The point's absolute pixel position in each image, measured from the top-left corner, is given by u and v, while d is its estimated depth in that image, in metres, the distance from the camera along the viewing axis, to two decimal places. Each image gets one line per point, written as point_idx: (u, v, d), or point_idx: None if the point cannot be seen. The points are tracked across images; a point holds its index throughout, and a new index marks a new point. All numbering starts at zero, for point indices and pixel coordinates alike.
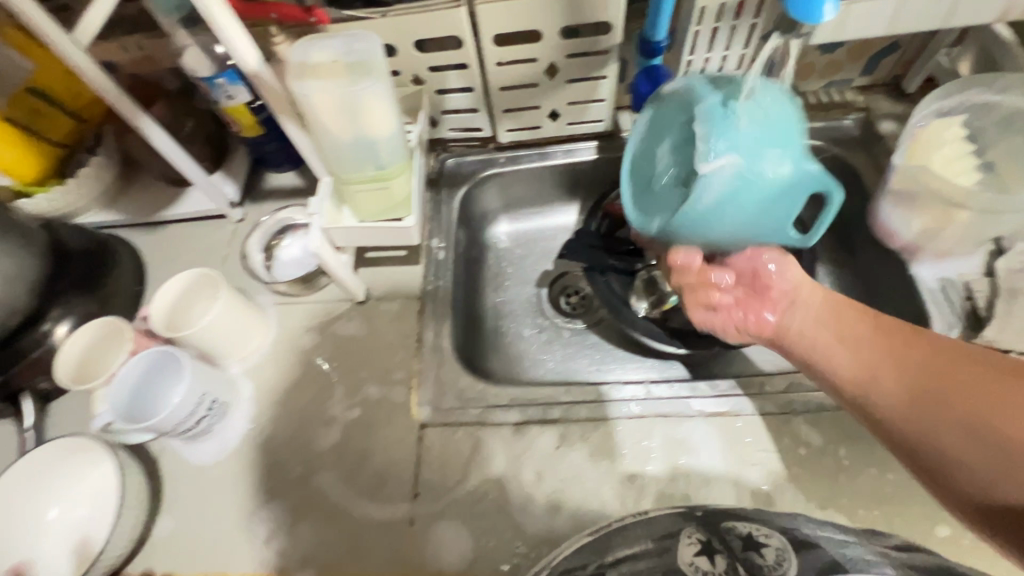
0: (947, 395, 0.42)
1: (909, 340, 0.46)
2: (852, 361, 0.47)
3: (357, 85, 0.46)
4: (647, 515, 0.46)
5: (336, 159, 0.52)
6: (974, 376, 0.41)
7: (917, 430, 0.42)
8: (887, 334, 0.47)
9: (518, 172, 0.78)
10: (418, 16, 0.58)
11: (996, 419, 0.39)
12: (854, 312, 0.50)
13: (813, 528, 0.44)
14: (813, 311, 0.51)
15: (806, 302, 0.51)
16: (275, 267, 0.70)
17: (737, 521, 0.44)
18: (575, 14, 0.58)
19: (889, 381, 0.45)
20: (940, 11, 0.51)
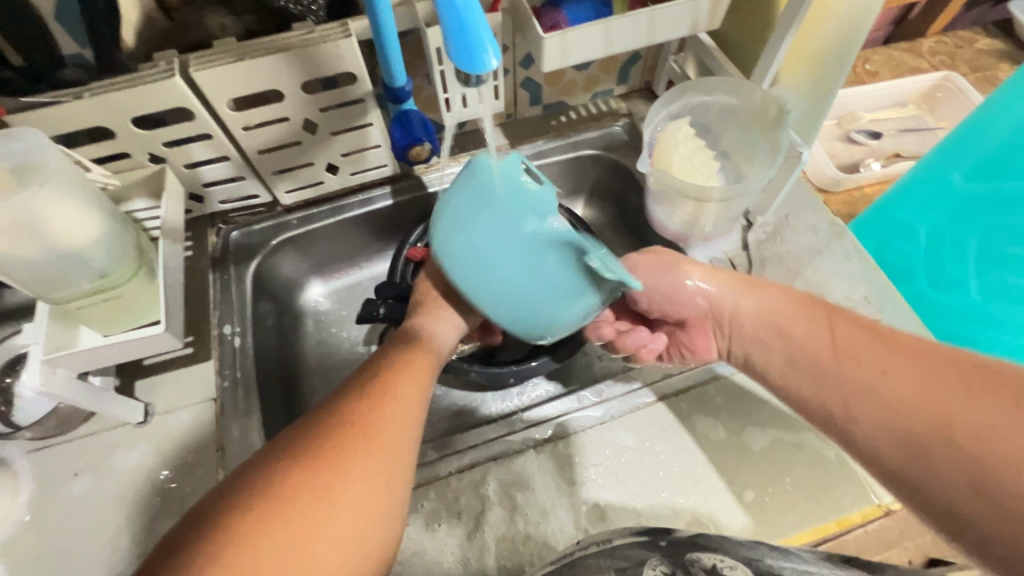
0: (894, 409, 0.40)
1: (861, 345, 0.44)
2: (829, 384, 0.45)
3: (21, 191, 0.39)
4: (615, 543, 0.43)
5: (34, 282, 0.43)
6: (933, 387, 0.39)
7: (890, 441, 0.40)
8: (849, 340, 0.45)
9: (315, 231, 0.73)
10: (123, 93, 0.50)
11: (957, 427, 0.37)
12: (805, 312, 0.49)
13: (777, 559, 0.41)
14: (761, 316, 0.50)
15: (760, 311, 0.51)
16: (17, 411, 0.56)
17: (701, 551, 0.41)
18: (313, 69, 0.54)
19: (859, 404, 0.42)
20: (644, 31, 0.55)
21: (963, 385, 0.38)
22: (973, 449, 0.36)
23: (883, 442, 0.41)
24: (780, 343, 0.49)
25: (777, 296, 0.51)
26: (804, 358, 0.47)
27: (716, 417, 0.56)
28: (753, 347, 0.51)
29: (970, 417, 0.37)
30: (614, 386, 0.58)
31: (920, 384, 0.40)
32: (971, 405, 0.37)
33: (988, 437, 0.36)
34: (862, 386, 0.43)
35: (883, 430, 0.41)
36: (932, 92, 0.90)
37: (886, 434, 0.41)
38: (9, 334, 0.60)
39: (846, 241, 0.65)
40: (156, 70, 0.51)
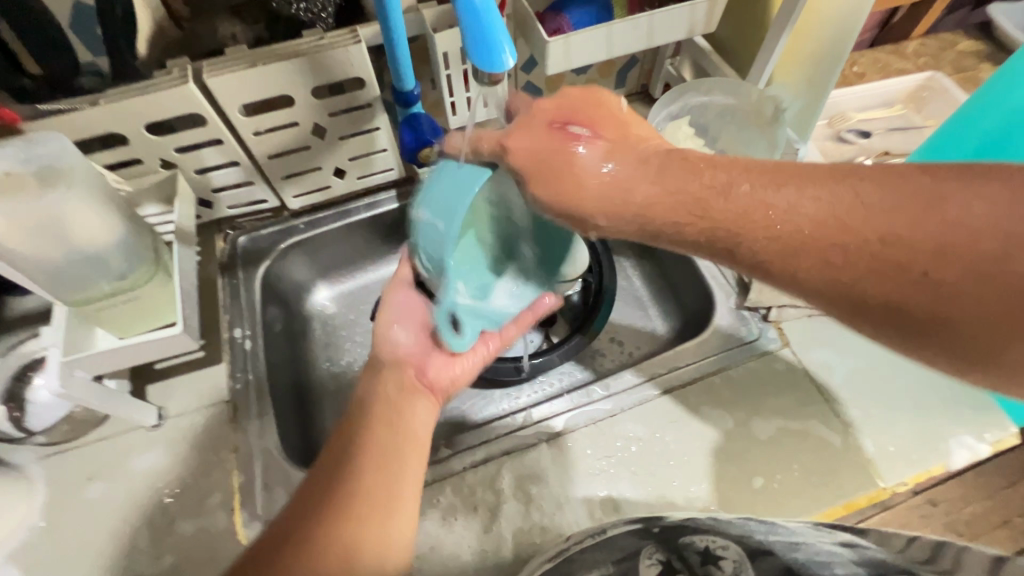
0: (868, 272, 0.32)
1: (826, 205, 0.33)
2: (784, 236, 0.35)
3: (47, 195, 0.40)
4: (608, 535, 0.44)
5: (55, 285, 0.44)
6: (865, 231, 0.32)
7: (877, 309, 0.33)
8: (810, 198, 0.34)
9: (322, 235, 0.74)
10: (137, 100, 0.51)
11: (955, 254, 0.30)
12: (685, 197, 0.37)
13: (766, 532, 0.42)
14: (622, 206, 0.39)
15: (638, 197, 0.39)
16: (29, 416, 0.56)
17: (696, 534, 0.43)
18: (323, 75, 0.55)
19: (812, 253, 0.34)
20: (644, 35, 0.57)
21: (893, 191, 0.32)
22: (961, 250, 0.30)
23: (825, 273, 0.34)
24: (721, 243, 0.38)
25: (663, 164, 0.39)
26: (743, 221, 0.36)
27: (723, 407, 0.58)
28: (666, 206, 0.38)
29: (922, 214, 0.31)
30: (623, 379, 0.59)
31: (838, 203, 0.33)
32: (903, 199, 0.32)
33: (986, 238, 0.29)
34: (803, 217, 0.34)
35: (819, 261, 0.34)
36: (918, 92, 0.93)
37: (822, 263, 0.34)
38: (20, 338, 0.60)
39: None
40: (170, 76, 0.52)
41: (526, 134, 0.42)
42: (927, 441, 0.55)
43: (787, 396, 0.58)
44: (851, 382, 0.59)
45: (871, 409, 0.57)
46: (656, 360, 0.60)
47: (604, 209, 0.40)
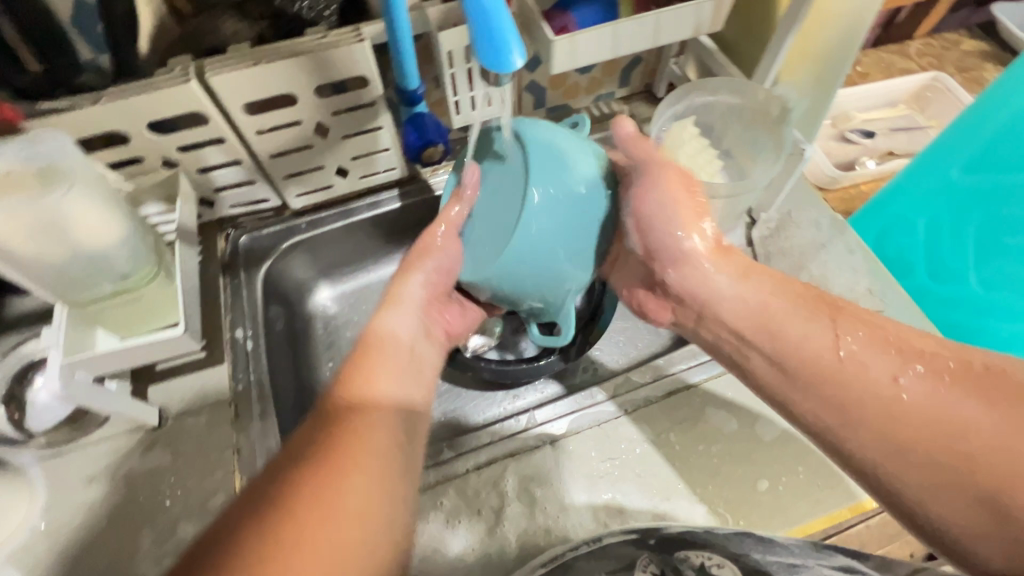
0: (903, 451, 0.40)
1: (930, 398, 0.40)
2: (824, 384, 0.43)
3: (51, 193, 0.39)
4: (603, 543, 0.45)
5: (56, 285, 0.44)
6: (970, 447, 0.38)
7: (883, 476, 0.41)
8: (918, 398, 0.40)
9: (323, 235, 0.73)
10: (138, 98, 0.50)
11: (980, 468, 0.38)
12: (822, 324, 0.45)
13: (762, 551, 0.43)
14: (745, 303, 0.47)
15: (774, 312, 0.46)
16: (29, 418, 0.56)
17: (690, 550, 0.43)
18: (326, 74, 0.55)
19: (872, 385, 0.42)
20: (649, 34, 0.57)
21: (982, 403, 0.39)
22: (968, 463, 0.38)
23: (855, 415, 0.42)
24: (777, 355, 0.46)
25: (790, 293, 0.47)
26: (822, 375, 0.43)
27: (728, 409, 0.57)
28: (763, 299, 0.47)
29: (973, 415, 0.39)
30: (627, 380, 0.59)
31: (907, 374, 0.41)
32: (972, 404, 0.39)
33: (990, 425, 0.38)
34: (894, 397, 0.41)
35: (848, 403, 0.42)
36: (922, 92, 0.93)
37: (854, 405, 0.42)
38: (21, 338, 0.60)
39: (847, 236, 0.67)
40: (172, 74, 0.51)
41: (683, 223, 0.49)
42: None
43: None
44: None
45: None
46: (662, 361, 0.60)
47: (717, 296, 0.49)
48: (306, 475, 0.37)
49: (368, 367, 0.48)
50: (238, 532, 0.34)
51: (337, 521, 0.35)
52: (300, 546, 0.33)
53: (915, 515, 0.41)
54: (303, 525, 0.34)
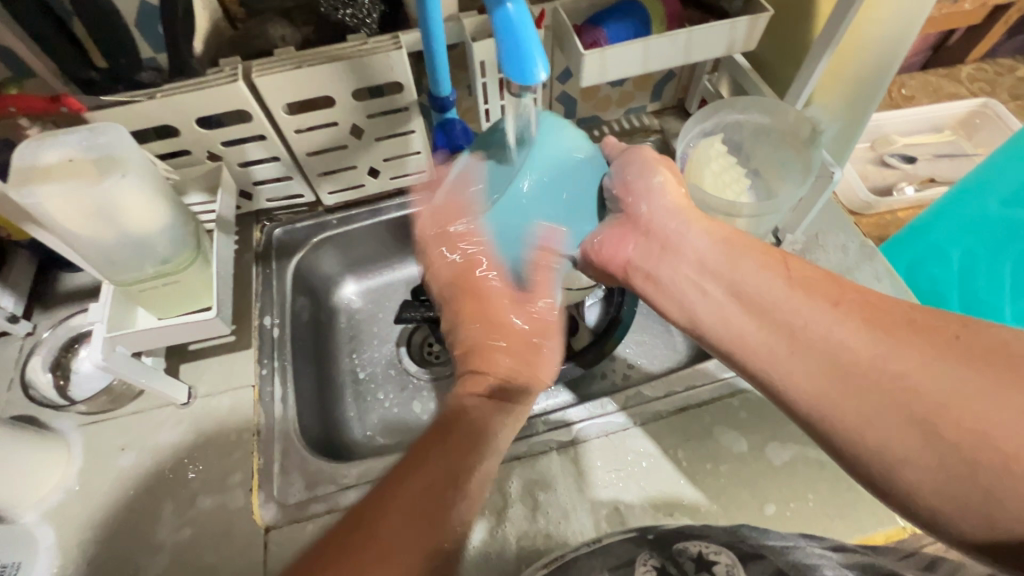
0: (852, 395, 0.39)
1: (880, 357, 0.39)
2: (789, 323, 0.44)
3: (106, 180, 0.42)
4: (603, 545, 0.45)
5: (104, 264, 0.48)
6: (920, 387, 0.37)
7: (846, 429, 0.39)
8: (888, 362, 0.39)
9: (353, 232, 0.76)
10: (191, 95, 0.54)
11: (951, 416, 0.36)
12: (766, 270, 0.46)
13: (762, 537, 0.44)
14: (708, 248, 0.50)
15: (739, 271, 0.47)
16: (72, 385, 0.61)
17: (690, 540, 0.43)
18: (364, 78, 0.57)
19: (843, 331, 0.41)
20: (681, 51, 0.57)
21: (936, 355, 0.38)
22: (940, 400, 0.36)
23: (803, 354, 0.42)
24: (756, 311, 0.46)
25: (735, 241, 0.49)
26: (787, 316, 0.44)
27: (738, 430, 0.57)
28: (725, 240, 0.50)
29: (954, 377, 0.36)
30: (638, 393, 0.59)
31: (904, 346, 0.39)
32: (955, 369, 0.37)
33: (970, 396, 0.35)
34: (842, 341, 0.41)
35: (799, 338, 0.43)
36: (970, 118, 0.90)
37: (802, 342, 0.43)
38: (70, 312, 0.65)
39: (876, 263, 0.65)
40: (222, 74, 0.55)
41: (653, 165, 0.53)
42: None
43: None
44: None
45: None
46: (674, 377, 0.59)
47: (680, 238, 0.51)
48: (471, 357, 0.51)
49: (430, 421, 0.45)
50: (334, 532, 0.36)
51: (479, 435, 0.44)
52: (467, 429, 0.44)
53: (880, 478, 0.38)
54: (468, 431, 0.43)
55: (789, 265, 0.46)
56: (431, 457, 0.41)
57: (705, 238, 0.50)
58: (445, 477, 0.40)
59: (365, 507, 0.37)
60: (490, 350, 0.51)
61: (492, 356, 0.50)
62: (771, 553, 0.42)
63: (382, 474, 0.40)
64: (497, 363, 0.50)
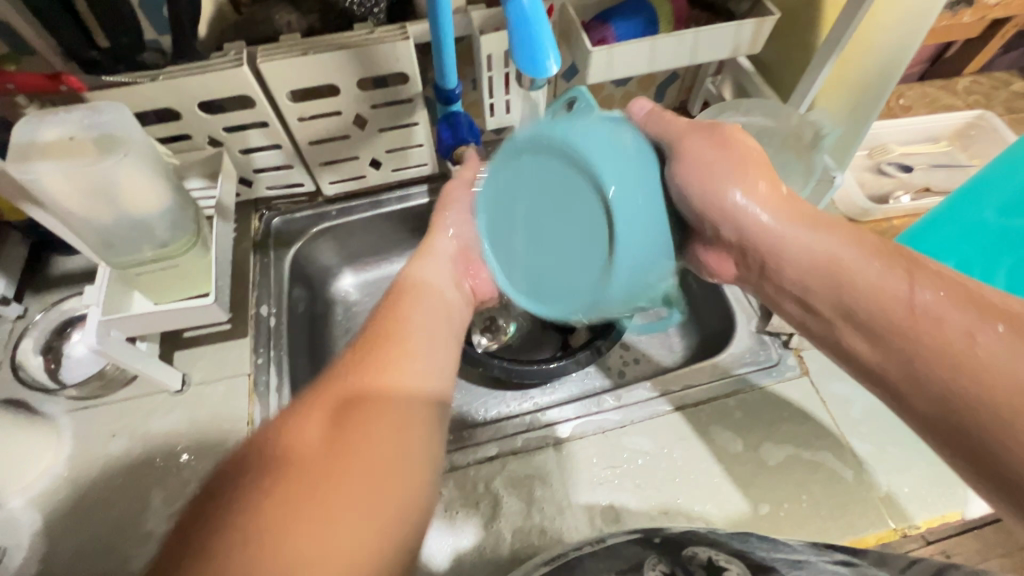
0: (954, 424, 0.35)
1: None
2: (913, 344, 0.36)
3: (107, 159, 0.42)
4: (607, 545, 0.45)
5: (102, 245, 0.47)
6: None
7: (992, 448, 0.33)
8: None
9: (352, 223, 0.75)
10: (194, 78, 0.53)
11: None
12: (890, 269, 0.38)
13: (768, 550, 0.43)
14: (813, 254, 0.41)
15: (859, 277, 0.39)
16: (63, 369, 0.60)
17: (699, 547, 0.43)
18: (370, 68, 0.57)
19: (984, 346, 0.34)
20: (687, 51, 0.57)
21: None
22: None
23: (941, 367, 0.35)
24: (868, 315, 0.38)
25: (853, 238, 0.40)
26: (911, 321, 0.37)
27: (733, 430, 0.57)
28: (839, 251, 0.40)
29: None
30: (636, 392, 0.59)
31: None
32: None
33: None
34: (982, 360, 0.34)
35: (929, 349, 0.36)
36: (965, 130, 0.91)
37: (935, 352, 0.36)
38: (63, 296, 0.64)
39: None
40: (226, 59, 0.54)
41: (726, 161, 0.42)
42: (944, 487, 0.54)
43: (801, 426, 0.57)
44: (869, 419, 0.58)
45: (888, 447, 0.56)
46: (671, 375, 0.60)
47: (779, 257, 0.42)
48: (361, 361, 0.44)
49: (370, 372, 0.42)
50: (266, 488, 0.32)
51: (396, 452, 0.37)
52: (380, 446, 0.37)
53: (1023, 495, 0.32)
54: (378, 448, 0.36)
55: (917, 267, 0.38)
56: (326, 479, 0.33)
57: (812, 244, 0.41)
58: (351, 505, 0.33)
59: (247, 517, 0.31)
60: (385, 356, 0.44)
61: (395, 362, 0.44)
62: (781, 566, 0.42)
63: (278, 466, 0.34)
64: (397, 372, 0.43)
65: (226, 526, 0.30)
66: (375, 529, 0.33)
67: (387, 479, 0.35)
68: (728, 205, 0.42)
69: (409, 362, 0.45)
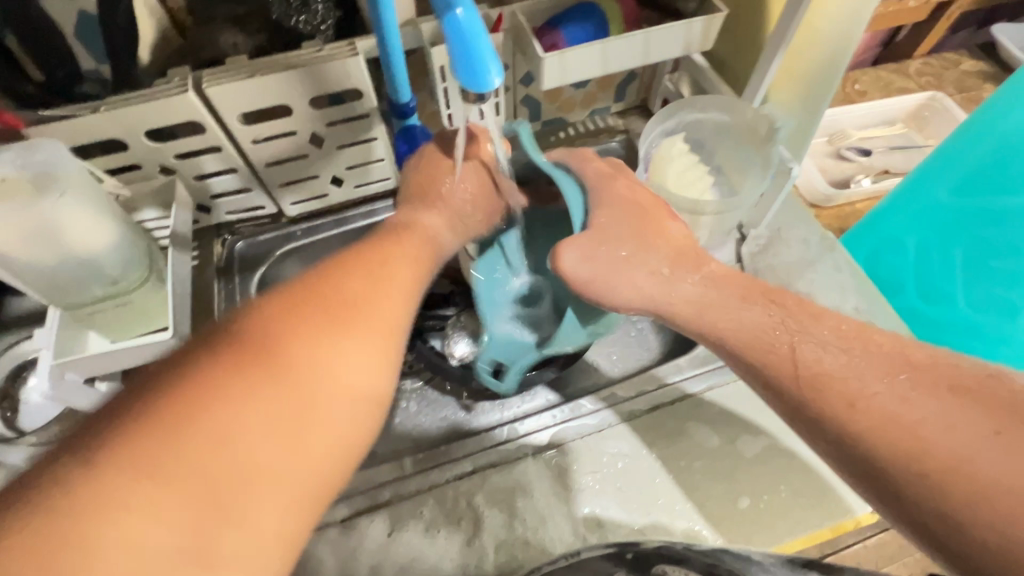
0: (893, 463, 0.34)
1: (903, 403, 0.35)
2: (778, 381, 0.40)
3: (43, 200, 0.40)
4: (582, 557, 0.45)
5: (47, 288, 0.45)
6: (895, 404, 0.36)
7: (881, 470, 0.35)
8: (880, 395, 0.36)
9: (318, 242, 0.74)
10: (138, 107, 0.52)
11: (933, 438, 0.34)
12: (755, 309, 0.44)
13: (742, 565, 0.42)
14: (689, 300, 0.46)
15: (731, 319, 0.44)
16: (22, 416, 0.57)
17: (670, 565, 0.42)
18: (321, 86, 0.56)
19: (844, 368, 0.38)
20: (639, 51, 0.58)
21: (942, 401, 0.35)
22: (924, 440, 0.34)
23: (835, 407, 0.37)
24: (755, 359, 0.42)
25: (719, 280, 0.48)
26: (817, 381, 0.38)
27: (709, 425, 0.57)
28: (693, 309, 0.46)
29: (926, 417, 0.34)
30: (613, 394, 0.59)
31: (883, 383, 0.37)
32: (931, 405, 0.35)
33: (923, 425, 0.34)
34: (836, 381, 0.38)
35: (835, 396, 0.38)
36: (919, 111, 0.93)
37: (835, 397, 0.38)
38: (18, 338, 0.61)
39: (837, 254, 0.66)
40: (170, 85, 0.53)
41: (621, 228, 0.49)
42: None
43: (777, 417, 0.57)
44: None
45: None
46: (646, 375, 0.60)
47: (671, 304, 0.47)
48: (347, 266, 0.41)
49: (351, 270, 0.41)
50: (186, 378, 0.30)
51: (316, 402, 0.33)
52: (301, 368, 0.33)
53: (904, 500, 0.34)
54: (284, 399, 0.31)
55: (814, 330, 0.41)
56: (244, 386, 0.31)
57: (663, 280, 0.48)
58: (259, 424, 0.30)
59: (169, 408, 0.29)
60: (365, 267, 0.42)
61: (348, 303, 0.38)
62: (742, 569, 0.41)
63: (223, 341, 0.33)
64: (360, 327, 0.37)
65: (103, 428, 0.28)
66: (277, 463, 0.30)
67: (305, 409, 0.32)
68: (625, 274, 0.48)
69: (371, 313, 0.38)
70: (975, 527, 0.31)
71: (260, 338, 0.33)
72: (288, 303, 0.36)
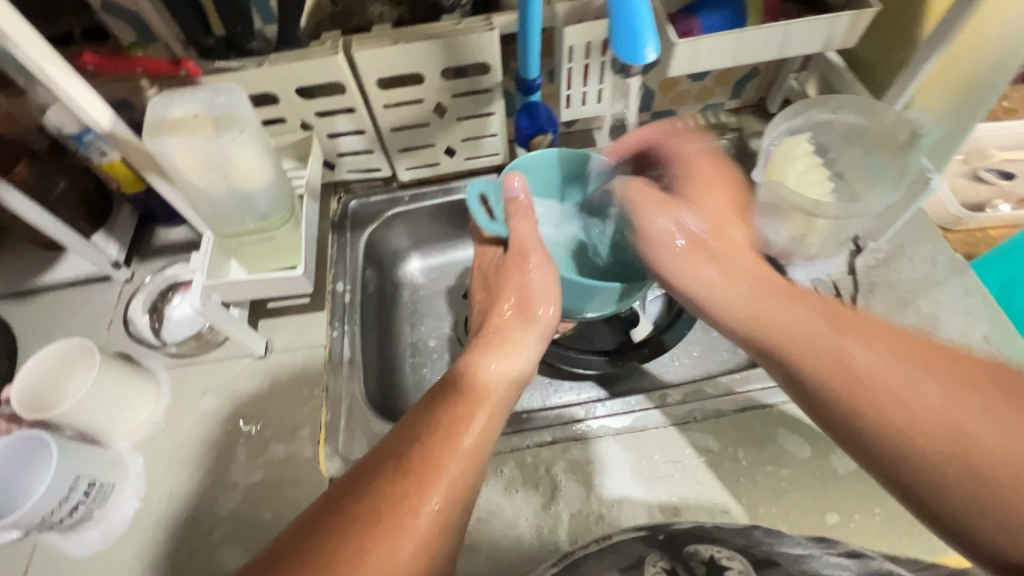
0: (910, 456, 0.35)
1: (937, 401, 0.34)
2: (803, 368, 0.40)
3: (225, 136, 0.46)
4: (615, 540, 0.44)
5: (210, 215, 0.51)
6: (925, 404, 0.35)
7: (898, 468, 0.35)
8: (924, 394, 0.35)
9: (423, 209, 0.78)
10: (293, 66, 0.57)
11: (975, 440, 0.33)
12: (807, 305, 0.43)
13: (776, 546, 0.41)
14: (733, 289, 0.46)
15: (770, 312, 0.44)
16: (166, 329, 0.66)
17: (701, 543, 0.41)
18: (454, 58, 0.59)
19: (879, 358, 0.37)
20: (776, 44, 0.56)
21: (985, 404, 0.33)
22: (965, 438, 0.33)
23: (866, 399, 0.37)
24: (783, 354, 0.42)
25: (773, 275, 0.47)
26: (849, 371, 0.38)
27: (801, 435, 0.55)
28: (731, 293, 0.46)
29: (968, 417, 0.33)
30: (702, 389, 0.58)
31: (926, 375, 0.36)
32: (966, 404, 0.34)
33: (951, 423, 0.34)
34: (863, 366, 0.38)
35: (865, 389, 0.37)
36: None
37: (865, 391, 0.37)
38: (166, 263, 0.70)
39: (966, 278, 0.62)
40: (323, 47, 0.58)
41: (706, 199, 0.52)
42: None
43: None
44: None
45: None
46: (739, 375, 0.58)
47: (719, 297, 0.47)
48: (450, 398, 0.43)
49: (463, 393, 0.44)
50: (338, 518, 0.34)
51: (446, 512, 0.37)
52: (444, 470, 0.38)
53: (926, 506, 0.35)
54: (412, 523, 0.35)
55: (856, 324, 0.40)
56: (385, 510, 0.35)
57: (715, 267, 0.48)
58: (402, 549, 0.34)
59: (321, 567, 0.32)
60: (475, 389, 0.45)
61: (455, 422, 0.42)
62: (786, 563, 0.39)
63: (362, 475, 0.37)
64: (482, 413, 0.44)
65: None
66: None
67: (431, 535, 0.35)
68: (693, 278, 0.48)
69: (489, 399, 0.45)
70: (995, 527, 0.32)
71: (393, 471, 0.37)
72: (411, 434, 0.40)
